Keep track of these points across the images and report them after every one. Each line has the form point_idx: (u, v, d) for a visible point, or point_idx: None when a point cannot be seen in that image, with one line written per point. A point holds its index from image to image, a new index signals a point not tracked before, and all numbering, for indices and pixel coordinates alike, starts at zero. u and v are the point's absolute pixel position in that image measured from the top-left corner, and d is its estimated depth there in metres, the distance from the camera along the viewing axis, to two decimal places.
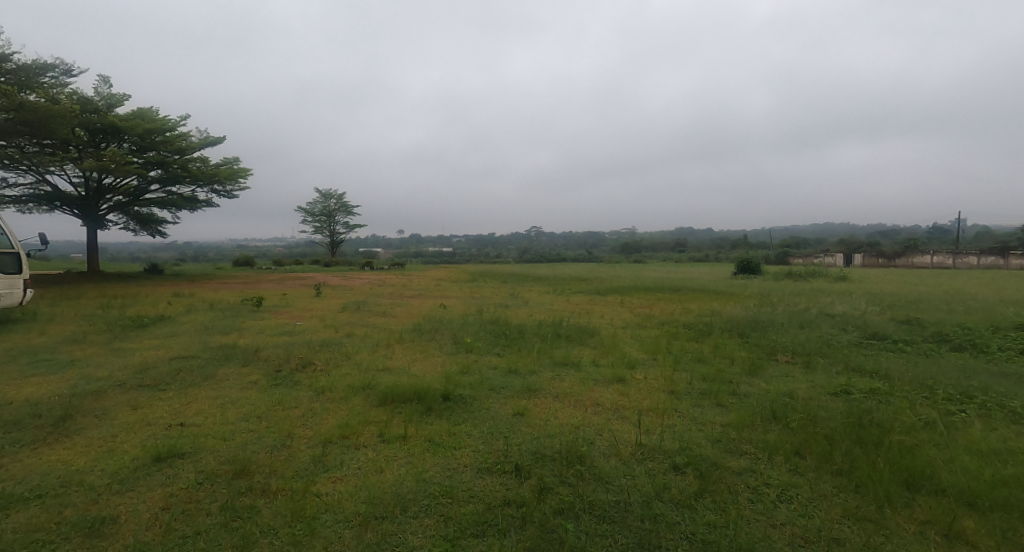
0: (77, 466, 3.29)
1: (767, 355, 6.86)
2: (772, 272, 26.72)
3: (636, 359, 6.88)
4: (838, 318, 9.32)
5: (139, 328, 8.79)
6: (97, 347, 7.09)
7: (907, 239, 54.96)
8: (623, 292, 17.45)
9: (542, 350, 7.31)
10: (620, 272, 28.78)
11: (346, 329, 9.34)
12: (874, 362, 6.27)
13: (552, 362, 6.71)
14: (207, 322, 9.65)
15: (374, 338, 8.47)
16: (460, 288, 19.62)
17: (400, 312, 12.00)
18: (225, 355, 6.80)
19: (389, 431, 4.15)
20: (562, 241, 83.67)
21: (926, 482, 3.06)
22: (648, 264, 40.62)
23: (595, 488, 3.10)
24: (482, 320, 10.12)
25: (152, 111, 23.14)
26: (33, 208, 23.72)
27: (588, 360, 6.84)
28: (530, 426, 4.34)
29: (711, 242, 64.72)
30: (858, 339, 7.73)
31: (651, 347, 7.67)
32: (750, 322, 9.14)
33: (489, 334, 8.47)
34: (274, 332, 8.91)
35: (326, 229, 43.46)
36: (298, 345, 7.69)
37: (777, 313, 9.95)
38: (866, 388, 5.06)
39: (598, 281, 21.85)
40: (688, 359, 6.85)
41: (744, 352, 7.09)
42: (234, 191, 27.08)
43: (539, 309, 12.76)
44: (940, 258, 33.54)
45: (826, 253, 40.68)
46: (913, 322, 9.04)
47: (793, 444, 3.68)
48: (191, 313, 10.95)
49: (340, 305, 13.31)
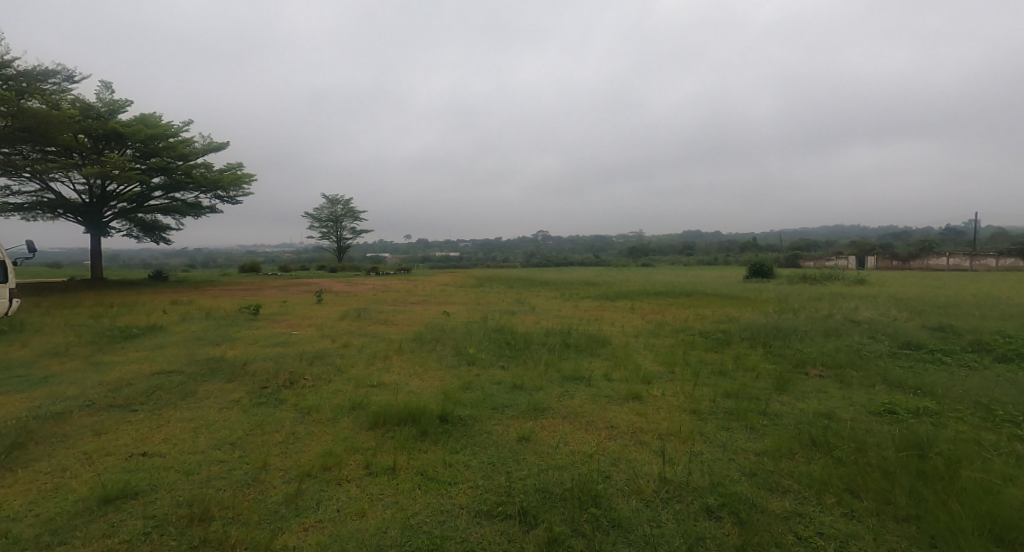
0: (9, 510, 2.84)
1: (795, 368, 6.31)
2: (786, 275, 25.98)
3: (652, 372, 6.37)
4: (865, 325, 8.74)
5: (127, 340, 8.38)
6: (77, 361, 6.69)
7: (919, 240, 54.10)
8: (633, 297, 16.87)
9: (550, 362, 6.80)
10: (628, 276, 28.17)
11: (343, 339, 8.89)
12: (914, 376, 5.73)
13: (561, 376, 6.20)
14: (200, 333, 9.21)
15: (372, 349, 8.01)
16: (465, 294, 19.09)
17: (402, 320, 11.54)
18: (210, 369, 6.34)
19: (377, 461, 3.67)
20: (568, 245, 83.09)
21: (1015, 536, 2.56)
22: (657, 268, 39.98)
23: (615, 542, 2.62)
24: (486, 328, 9.63)
25: (155, 117, 22.95)
26: (37, 215, 23.57)
27: (600, 374, 6.33)
28: (537, 454, 3.84)
29: (720, 245, 63.88)
30: (892, 349, 7.16)
31: (667, 358, 7.14)
32: (772, 330, 8.57)
33: (493, 344, 7.97)
34: (267, 343, 8.46)
35: (332, 235, 43.26)
36: (290, 357, 7.24)
37: (800, 320, 9.38)
38: (914, 407, 4.52)
39: (608, 285, 21.27)
40: (708, 372, 6.33)
41: (769, 364, 6.56)
42: (237, 197, 26.84)
43: (546, 316, 12.27)
44: (957, 260, 32.67)
45: (837, 256, 39.96)
46: (947, 330, 8.46)
47: (844, 479, 3.17)
48: (185, 322, 10.53)
49: (340, 312, 12.89)
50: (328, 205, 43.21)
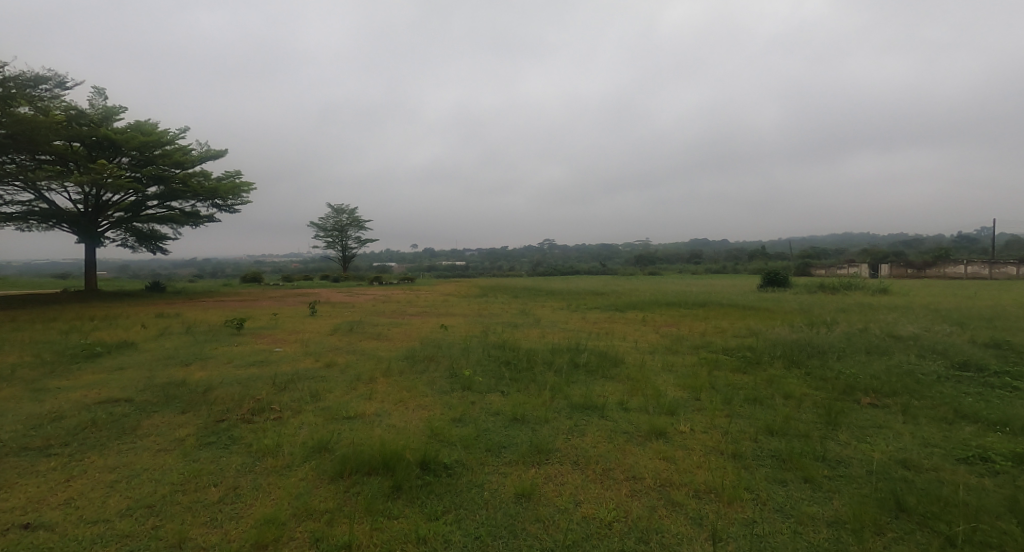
0: None
1: (842, 396, 5.40)
2: (801, 284, 25.07)
3: (676, 400, 5.49)
4: (908, 341, 7.81)
5: (88, 359, 7.55)
6: (19, 386, 5.88)
7: (931, 248, 52.85)
8: (645, 308, 16.00)
9: (556, 388, 5.91)
10: (638, 285, 27.26)
11: (327, 358, 8.04)
12: (990, 407, 4.82)
13: (569, 405, 5.32)
14: (172, 351, 8.39)
15: (357, 370, 7.16)
16: (467, 304, 18.25)
17: (396, 334, 10.68)
18: (163, 397, 5.49)
19: (331, 536, 2.83)
20: (575, 254, 82.02)
21: None
22: (665, 277, 39.17)
23: None
24: (486, 344, 8.78)
25: (149, 124, 22.47)
26: (31, 225, 22.97)
27: (615, 402, 5.46)
28: (538, 524, 2.98)
29: (729, 253, 62.90)
30: (949, 369, 6.25)
31: (690, 381, 6.24)
32: (805, 347, 7.65)
33: (491, 364, 7.11)
34: (242, 362, 7.60)
35: (338, 244, 42.61)
36: (262, 380, 6.41)
37: (834, 335, 8.44)
38: (1011, 452, 3.64)
39: (617, 294, 20.42)
40: (741, 400, 5.44)
41: (811, 390, 5.65)
42: (236, 205, 26.23)
43: (552, 329, 11.40)
44: (974, 268, 31.53)
45: (851, 264, 38.82)
46: (1002, 347, 7.51)
47: None
48: (160, 338, 9.69)
49: (332, 326, 12.04)
50: (333, 214, 42.72)
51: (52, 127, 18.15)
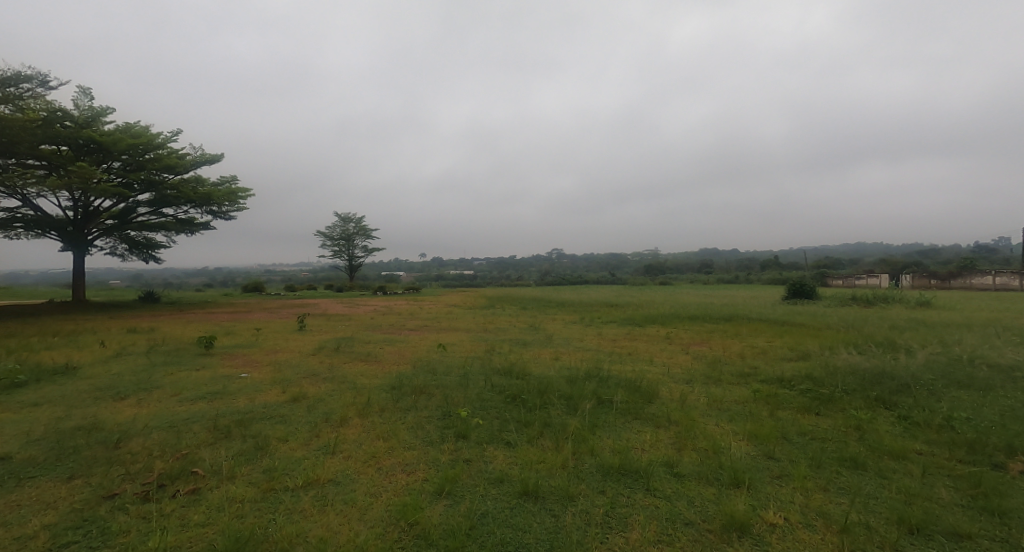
0: None
1: (977, 458, 3.93)
2: (829, 296, 23.35)
3: (746, 460, 4.02)
4: (1013, 372, 6.26)
5: (8, 391, 6.20)
6: None
7: (953, 259, 50.60)
8: (668, 322, 14.49)
9: (579, 437, 4.47)
10: (654, 297, 25.66)
11: (298, 387, 6.63)
12: None
13: (600, 466, 3.88)
14: (114, 378, 7.00)
15: (328, 406, 5.72)
16: (473, 317, 16.79)
17: (387, 355, 9.21)
18: (57, 450, 4.14)
19: None
20: (584, 264, 80.35)
21: None
22: (679, 287, 37.72)
23: None
24: (489, 370, 7.32)
25: (140, 127, 21.41)
26: (18, 234, 21.93)
27: (663, 461, 4.00)
28: None
29: (742, 262, 61.12)
30: None
31: (755, 427, 4.76)
32: (888, 378, 6.12)
33: (495, 400, 5.67)
34: (191, 394, 6.18)
35: (344, 254, 41.33)
36: (204, 422, 5.03)
37: (914, 361, 6.90)
38: None
39: (634, 307, 18.94)
40: (837, 459, 3.98)
41: (928, 447, 4.16)
42: (231, 212, 25.08)
43: (567, 348, 9.94)
44: (1005, 277, 29.63)
45: (871, 274, 36.87)
46: None
47: None
48: (113, 361, 8.31)
49: (317, 344, 10.61)
50: (341, 223, 41.62)
51: (32, 128, 17.06)
